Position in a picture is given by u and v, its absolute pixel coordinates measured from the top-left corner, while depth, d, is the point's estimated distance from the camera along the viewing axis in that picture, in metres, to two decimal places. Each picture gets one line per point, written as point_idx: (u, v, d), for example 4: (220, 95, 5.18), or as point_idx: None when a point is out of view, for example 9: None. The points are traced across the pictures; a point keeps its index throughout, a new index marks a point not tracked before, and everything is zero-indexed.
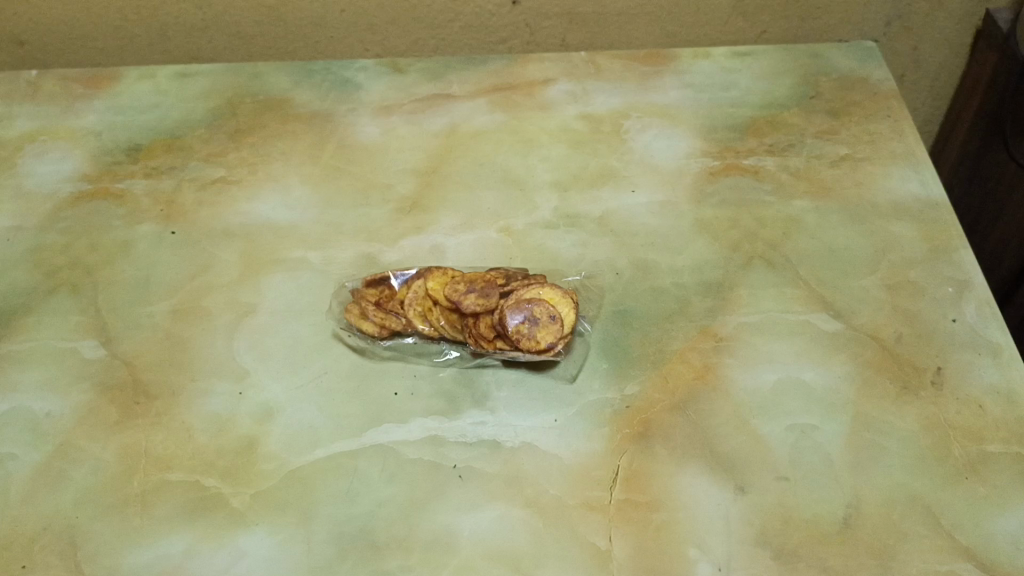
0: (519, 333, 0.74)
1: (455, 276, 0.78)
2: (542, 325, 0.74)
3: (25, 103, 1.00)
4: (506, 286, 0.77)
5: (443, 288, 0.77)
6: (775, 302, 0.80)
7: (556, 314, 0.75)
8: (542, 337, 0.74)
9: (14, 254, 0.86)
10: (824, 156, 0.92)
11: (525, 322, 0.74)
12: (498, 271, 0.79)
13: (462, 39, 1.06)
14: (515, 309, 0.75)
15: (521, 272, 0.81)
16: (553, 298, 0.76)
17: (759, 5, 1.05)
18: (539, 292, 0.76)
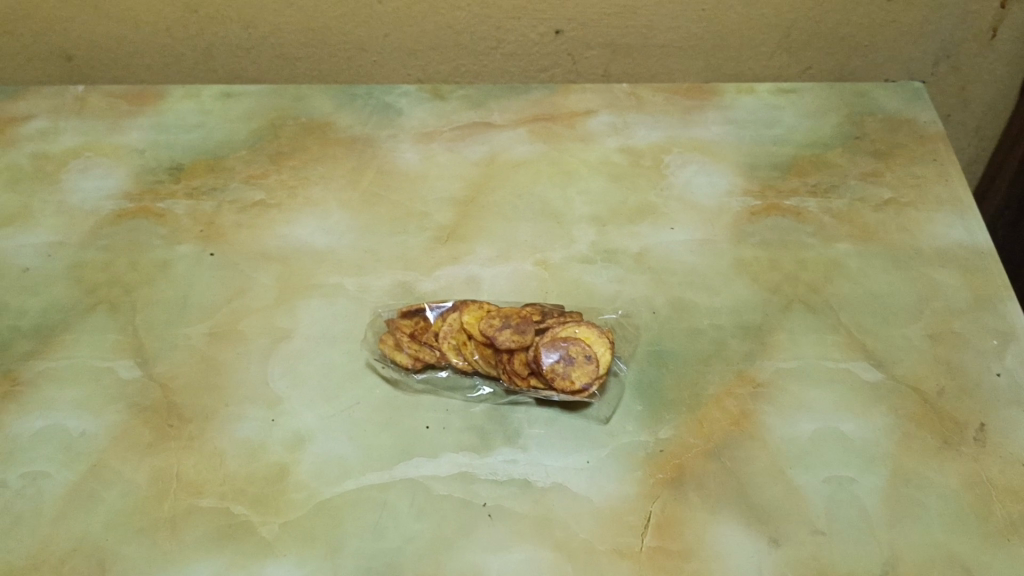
0: (554, 372, 0.74)
1: (490, 311, 0.78)
2: (577, 365, 0.74)
3: (71, 117, 1.01)
4: (542, 322, 0.78)
5: (479, 323, 0.77)
6: (814, 348, 0.79)
7: (591, 354, 0.75)
8: (576, 377, 0.74)
9: (55, 270, 0.87)
10: (868, 199, 0.91)
11: (560, 361, 0.74)
12: (534, 307, 0.79)
13: (504, 67, 1.06)
14: (550, 348, 0.75)
15: (556, 308, 0.81)
16: (589, 337, 0.76)
17: (805, 41, 1.04)
18: (575, 331, 0.76)
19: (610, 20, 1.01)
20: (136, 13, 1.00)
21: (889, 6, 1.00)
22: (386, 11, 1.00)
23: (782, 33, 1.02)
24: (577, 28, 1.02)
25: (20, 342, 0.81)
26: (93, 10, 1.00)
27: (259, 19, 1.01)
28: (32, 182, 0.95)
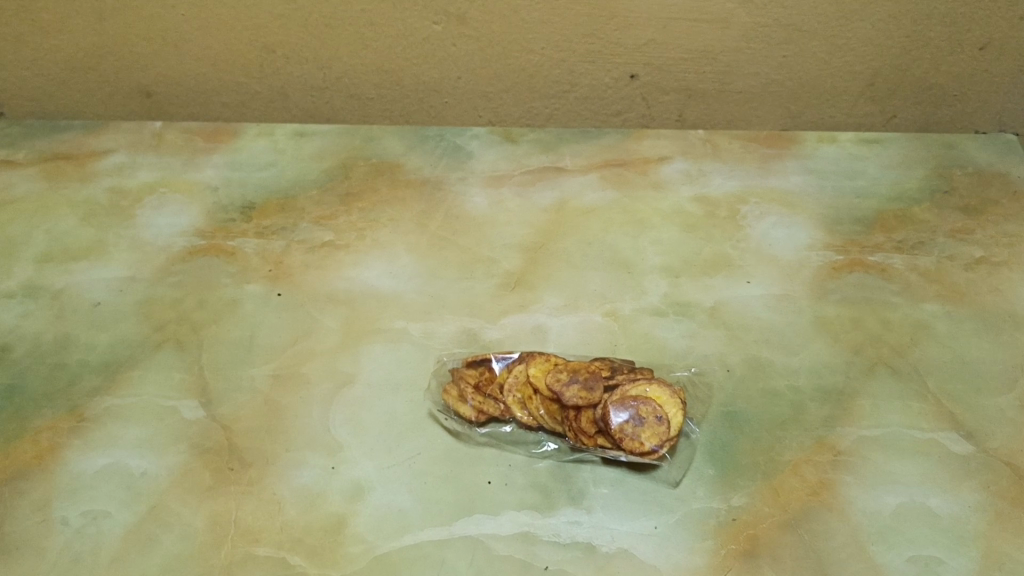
0: (623, 433, 0.72)
1: (558, 364, 0.76)
2: (648, 426, 0.72)
3: (148, 153, 1.05)
4: (611, 379, 0.75)
5: (545, 377, 0.75)
6: (899, 416, 0.75)
7: (662, 415, 0.73)
8: (645, 438, 0.71)
9: (125, 305, 0.87)
10: (958, 258, 0.87)
11: (630, 421, 0.72)
12: (603, 362, 0.77)
13: (576, 110, 1.04)
14: (619, 406, 0.73)
15: (625, 363, 0.78)
16: (661, 396, 0.74)
17: (890, 89, 1.00)
18: (646, 389, 0.74)
19: (687, 65, 0.99)
20: (214, 53, 1.02)
21: (980, 55, 0.96)
22: (460, 53, 0.99)
23: (867, 80, 0.99)
24: (652, 72, 1.00)
25: (88, 377, 0.81)
26: (174, 48, 1.01)
27: (335, 60, 1.01)
28: (108, 217, 0.97)
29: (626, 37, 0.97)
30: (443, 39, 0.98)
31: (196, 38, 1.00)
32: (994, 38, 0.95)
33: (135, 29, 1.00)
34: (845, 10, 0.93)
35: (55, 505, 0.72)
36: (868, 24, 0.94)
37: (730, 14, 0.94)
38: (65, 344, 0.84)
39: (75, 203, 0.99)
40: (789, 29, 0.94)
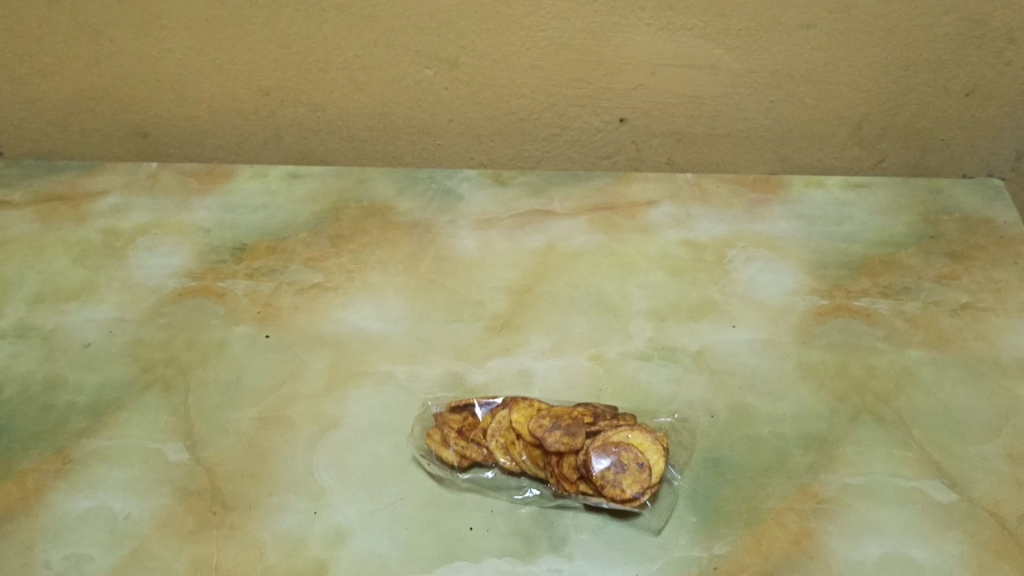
0: (604, 479, 0.72)
1: (540, 409, 0.77)
2: (629, 473, 0.72)
3: (143, 194, 1.06)
4: (593, 425, 0.76)
5: (527, 422, 0.76)
6: (883, 464, 0.75)
7: (643, 462, 0.73)
8: (627, 485, 0.72)
9: (115, 346, 0.88)
10: (943, 303, 0.87)
11: (611, 468, 0.72)
12: (587, 407, 0.77)
13: (567, 153, 1.06)
14: (600, 453, 0.73)
15: (609, 408, 0.78)
16: (643, 442, 0.74)
17: (877, 134, 1.01)
18: (628, 436, 0.74)
19: (676, 110, 1.00)
20: (211, 95, 1.03)
21: (968, 101, 0.97)
22: (452, 97, 1.01)
23: (854, 125, 1.00)
24: (641, 116, 1.01)
25: (75, 419, 0.82)
26: (170, 91, 1.03)
27: (329, 103, 1.03)
28: (101, 258, 0.98)
29: (616, 82, 0.98)
30: (435, 83, 1.00)
31: (192, 81, 1.02)
32: (980, 84, 0.96)
33: (133, 72, 1.02)
34: (831, 57, 0.94)
35: (39, 548, 0.72)
36: (854, 71, 0.95)
37: (718, 60, 0.95)
38: (54, 384, 0.85)
39: (69, 243, 1.00)
40: (776, 75, 0.96)
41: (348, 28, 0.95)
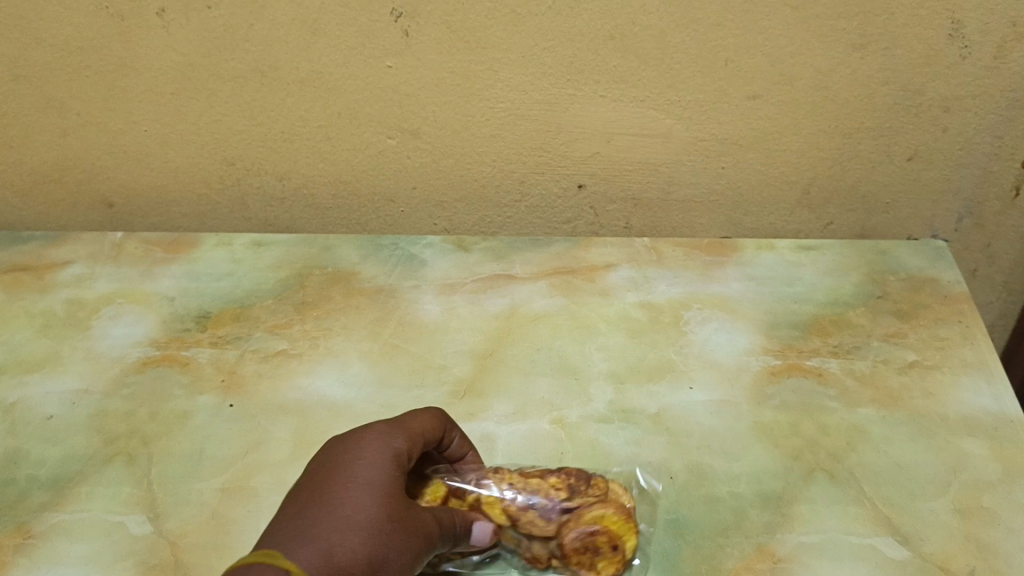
0: (580, 559, 0.73)
1: (514, 485, 0.76)
2: (604, 556, 0.73)
3: (107, 263, 1.06)
4: (570, 500, 0.76)
5: (500, 501, 0.76)
6: (837, 521, 0.77)
7: (618, 543, 0.73)
8: (601, 567, 0.73)
9: (78, 418, 0.88)
10: (891, 361, 0.90)
11: (587, 549, 0.73)
12: (563, 478, 0.77)
13: (527, 219, 1.09)
14: (575, 531, 0.73)
15: (585, 475, 0.78)
16: (620, 520, 0.74)
17: (825, 198, 1.05)
18: (604, 514, 0.74)
19: (631, 176, 1.03)
20: (177, 166, 1.05)
21: (909, 166, 1.02)
22: (415, 166, 1.04)
23: (803, 189, 1.04)
24: (599, 182, 1.04)
25: (36, 493, 0.82)
26: (136, 161, 1.05)
27: (294, 172, 1.05)
28: (65, 328, 0.99)
29: (573, 151, 1.01)
30: (397, 152, 1.02)
31: (158, 152, 1.04)
32: (919, 149, 1.00)
33: (98, 144, 1.03)
34: (777, 125, 0.98)
35: None
36: (799, 138, 0.99)
37: (670, 129, 0.99)
38: (15, 458, 0.85)
39: (32, 313, 1.01)
40: (726, 143, 0.99)
41: (312, 100, 0.98)
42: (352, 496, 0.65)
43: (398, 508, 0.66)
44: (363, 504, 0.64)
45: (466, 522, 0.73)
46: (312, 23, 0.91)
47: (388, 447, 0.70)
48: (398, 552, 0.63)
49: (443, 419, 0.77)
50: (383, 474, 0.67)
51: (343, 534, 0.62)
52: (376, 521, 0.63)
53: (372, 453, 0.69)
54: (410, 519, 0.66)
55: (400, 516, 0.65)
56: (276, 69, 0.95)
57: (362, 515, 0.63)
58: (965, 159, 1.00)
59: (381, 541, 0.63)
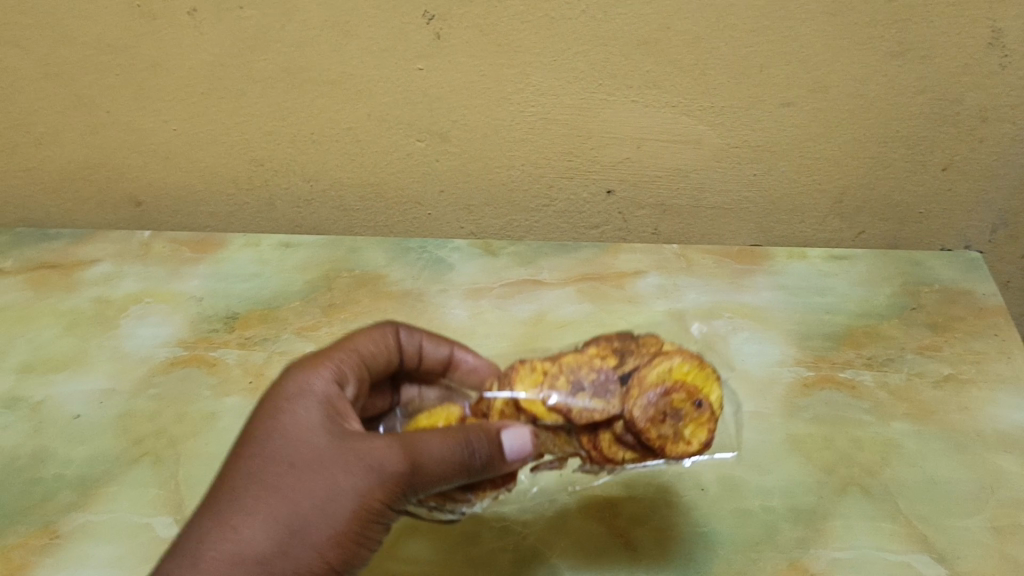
0: (661, 435, 0.64)
1: (549, 373, 0.68)
2: (688, 418, 0.64)
3: (134, 262, 1.08)
4: (619, 368, 0.67)
5: (540, 398, 0.67)
6: (870, 538, 0.75)
7: (699, 399, 0.65)
8: (690, 434, 0.64)
9: (104, 419, 0.88)
10: (926, 375, 0.89)
11: (665, 416, 0.64)
12: (601, 355, 0.69)
13: (555, 223, 1.08)
14: (643, 399, 0.64)
15: (627, 347, 0.70)
16: (688, 371, 0.66)
17: (857, 207, 1.04)
18: (670, 366, 0.66)
19: (660, 182, 1.02)
20: (204, 165, 1.05)
21: (944, 175, 1.00)
22: (443, 168, 1.03)
23: (834, 198, 1.03)
24: (628, 188, 1.03)
25: (62, 493, 0.81)
26: (164, 160, 1.05)
27: (321, 173, 1.05)
28: (91, 326, 0.99)
29: (602, 156, 1.00)
30: (425, 155, 1.02)
31: (186, 151, 1.04)
32: (955, 160, 0.98)
33: (127, 142, 1.03)
34: (811, 133, 0.97)
35: None
36: (833, 145, 0.98)
37: (701, 135, 0.97)
38: (41, 457, 0.85)
39: (60, 311, 1.02)
40: (758, 150, 0.98)
41: (341, 102, 0.97)
42: (259, 449, 0.59)
43: (321, 448, 0.59)
44: (270, 456, 0.59)
45: (493, 435, 0.61)
46: (344, 25, 0.90)
47: (320, 375, 0.64)
48: (319, 501, 0.57)
49: (388, 334, 0.73)
50: (303, 413, 0.61)
51: (241, 503, 0.57)
52: (279, 475, 0.58)
53: (295, 389, 0.62)
54: (344, 454, 0.58)
55: (320, 457, 0.58)
56: (305, 71, 0.95)
57: (269, 496, 0.57)
58: (1002, 170, 0.98)
59: (285, 498, 0.57)
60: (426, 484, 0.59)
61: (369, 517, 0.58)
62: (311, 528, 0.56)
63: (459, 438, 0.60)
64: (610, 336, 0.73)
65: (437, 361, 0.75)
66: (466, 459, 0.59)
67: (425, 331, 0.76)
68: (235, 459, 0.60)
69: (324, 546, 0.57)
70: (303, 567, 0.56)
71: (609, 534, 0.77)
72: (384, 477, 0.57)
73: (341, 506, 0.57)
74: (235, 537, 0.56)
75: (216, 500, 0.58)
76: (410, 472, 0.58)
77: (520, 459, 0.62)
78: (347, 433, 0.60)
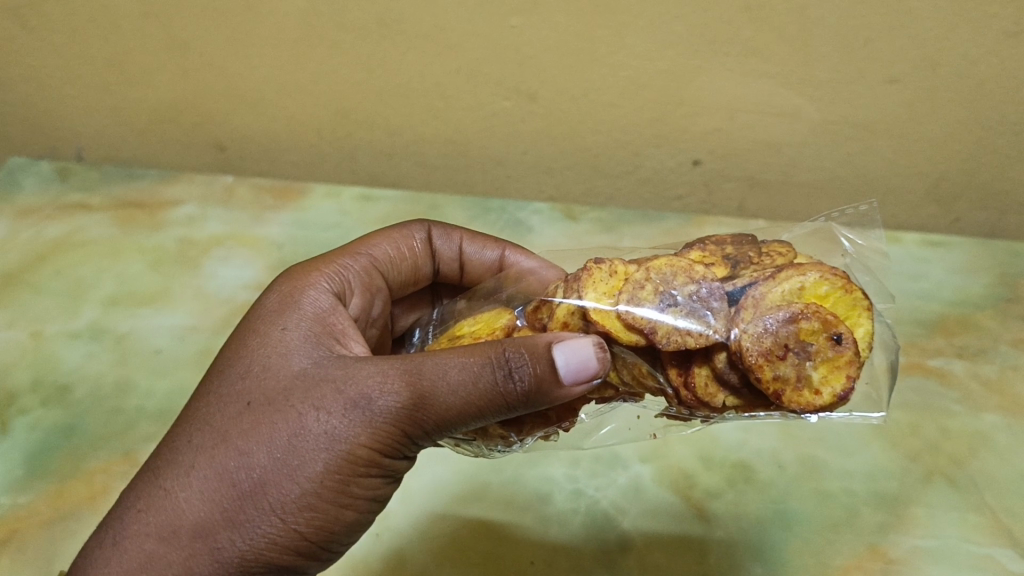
0: (782, 381, 0.47)
1: (631, 279, 0.51)
2: (821, 359, 0.47)
3: (218, 206, 1.12)
4: (729, 279, 0.50)
5: (615, 309, 0.50)
6: (955, 529, 0.73)
7: (839, 332, 0.47)
8: (824, 382, 0.47)
9: (185, 354, 0.91)
10: (1020, 369, 0.87)
11: (788, 355, 0.47)
12: (709, 259, 0.53)
13: (637, 191, 1.07)
14: (755, 328, 0.47)
15: (747, 253, 0.54)
16: (826, 294, 0.49)
17: (955, 194, 1.00)
18: (802, 284, 0.48)
19: (750, 156, 1.00)
20: (290, 114, 1.04)
21: None
22: (527, 129, 1.00)
23: (932, 181, 0.99)
24: (716, 159, 1.01)
25: (144, 422, 0.84)
26: (251, 106, 1.04)
27: (405, 129, 1.04)
28: (175, 264, 1.04)
29: (693, 125, 0.96)
30: (512, 115, 0.99)
31: (273, 99, 1.03)
32: None
33: (213, 87, 1.03)
34: (915, 113, 0.92)
35: None
36: (935, 128, 0.93)
37: (798, 109, 0.93)
38: (124, 387, 0.88)
39: (146, 248, 1.07)
40: (856, 128, 0.94)
41: (432, 56, 0.94)
42: (222, 390, 0.54)
43: (288, 384, 0.52)
44: (231, 398, 0.53)
45: (535, 355, 0.48)
46: None
47: (315, 297, 0.60)
48: (276, 450, 0.50)
49: (409, 237, 0.73)
50: (277, 345, 0.55)
51: (193, 449, 0.51)
52: (235, 420, 0.52)
53: (276, 318, 0.57)
54: (314, 391, 0.51)
55: (285, 395, 0.51)
56: (398, 23, 0.91)
57: (218, 440, 0.51)
58: None
59: (237, 448, 0.50)
60: (423, 420, 0.50)
61: (348, 466, 0.50)
62: (266, 485, 0.49)
63: (494, 357, 0.48)
64: (723, 242, 0.56)
65: (475, 263, 0.74)
66: (506, 385, 0.48)
67: (465, 230, 0.75)
68: (196, 402, 0.55)
69: (283, 506, 0.49)
70: (256, 533, 0.49)
71: (683, 505, 0.76)
72: (362, 415, 0.50)
73: (305, 456, 0.50)
74: (173, 501, 0.50)
75: (166, 453, 0.53)
76: (397, 408, 0.50)
77: (583, 383, 0.47)
78: (324, 364, 0.53)
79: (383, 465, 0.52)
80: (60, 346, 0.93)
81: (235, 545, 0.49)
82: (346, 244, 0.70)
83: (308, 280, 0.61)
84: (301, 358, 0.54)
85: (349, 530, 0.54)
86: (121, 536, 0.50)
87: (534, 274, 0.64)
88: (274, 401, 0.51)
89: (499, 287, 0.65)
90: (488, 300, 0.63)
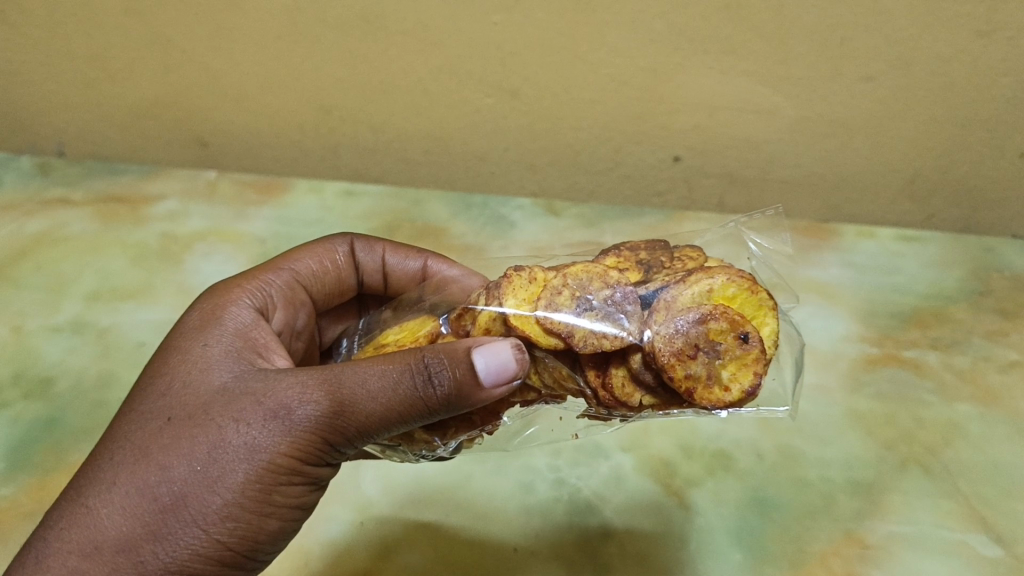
0: (692, 379, 0.47)
1: (549, 286, 0.52)
2: (729, 357, 0.48)
3: (200, 202, 1.12)
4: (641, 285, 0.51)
5: (534, 315, 0.51)
6: (929, 515, 0.75)
7: (747, 331, 0.48)
8: (733, 378, 0.48)
9: None
10: (991, 360, 0.89)
11: (697, 354, 0.47)
12: (623, 265, 0.54)
13: (619, 187, 1.09)
14: (665, 327, 0.48)
15: (659, 257, 0.55)
16: (734, 296, 0.50)
17: (929, 190, 1.02)
18: (710, 286, 0.49)
19: (728, 152, 1.01)
20: (273, 110, 1.05)
21: None
22: (510, 125, 1.01)
23: (907, 177, 1.01)
24: (697, 155, 1.02)
25: None
26: (234, 102, 1.05)
27: (388, 125, 1.04)
28: (157, 259, 1.04)
29: (672, 122, 0.98)
30: (494, 112, 1.00)
31: (256, 95, 1.03)
32: None
33: (196, 82, 1.03)
34: (891, 112, 0.94)
35: None
36: (910, 126, 0.95)
37: (776, 106, 0.95)
38: (107, 381, 0.88)
39: (127, 243, 1.07)
40: (833, 125, 0.96)
41: (415, 53, 0.94)
42: (143, 407, 0.54)
43: (208, 398, 0.52)
44: (151, 415, 0.53)
45: (456, 360, 0.49)
46: None
47: (237, 313, 0.60)
48: (196, 463, 0.50)
49: (331, 251, 0.73)
50: (198, 360, 0.55)
51: (113, 466, 0.51)
52: (156, 436, 0.51)
53: (197, 335, 0.57)
54: (234, 404, 0.51)
55: (206, 409, 0.51)
56: (381, 19, 0.91)
57: (137, 457, 0.51)
58: None
59: (158, 463, 0.50)
60: (344, 428, 0.51)
61: (270, 476, 0.51)
62: (188, 497, 0.49)
63: (413, 364, 0.50)
64: (638, 247, 0.58)
65: (398, 273, 0.75)
66: (425, 390, 0.49)
67: (388, 242, 0.76)
68: (117, 421, 0.54)
69: (205, 517, 0.49)
70: (179, 545, 0.49)
71: (663, 494, 0.77)
72: (283, 425, 0.50)
73: (225, 468, 0.50)
74: (92, 518, 0.49)
75: (86, 472, 0.52)
76: (317, 417, 0.50)
77: (503, 385, 0.49)
78: (244, 378, 0.53)
79: (305, 474, 0.52)
80: (41, 341, 0.93)
81: (157, 559, 0.48)
82: (269, 260, 0.70)
83: (230, 297, 0.62)
84: (221, 372, 0.54)
85: (272, 540, 0.54)
86: (41, 556, 0.49)
87: (458, 282, 0.65)
88: (195, 415, 0.51)
89: (422, 296, 0.66)
90: (413, 308, 0.64)
